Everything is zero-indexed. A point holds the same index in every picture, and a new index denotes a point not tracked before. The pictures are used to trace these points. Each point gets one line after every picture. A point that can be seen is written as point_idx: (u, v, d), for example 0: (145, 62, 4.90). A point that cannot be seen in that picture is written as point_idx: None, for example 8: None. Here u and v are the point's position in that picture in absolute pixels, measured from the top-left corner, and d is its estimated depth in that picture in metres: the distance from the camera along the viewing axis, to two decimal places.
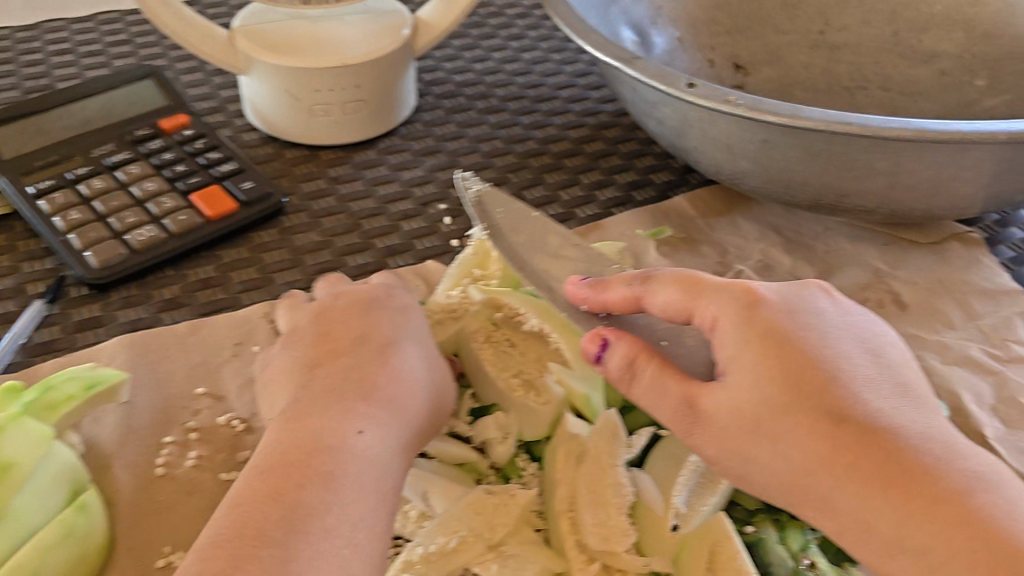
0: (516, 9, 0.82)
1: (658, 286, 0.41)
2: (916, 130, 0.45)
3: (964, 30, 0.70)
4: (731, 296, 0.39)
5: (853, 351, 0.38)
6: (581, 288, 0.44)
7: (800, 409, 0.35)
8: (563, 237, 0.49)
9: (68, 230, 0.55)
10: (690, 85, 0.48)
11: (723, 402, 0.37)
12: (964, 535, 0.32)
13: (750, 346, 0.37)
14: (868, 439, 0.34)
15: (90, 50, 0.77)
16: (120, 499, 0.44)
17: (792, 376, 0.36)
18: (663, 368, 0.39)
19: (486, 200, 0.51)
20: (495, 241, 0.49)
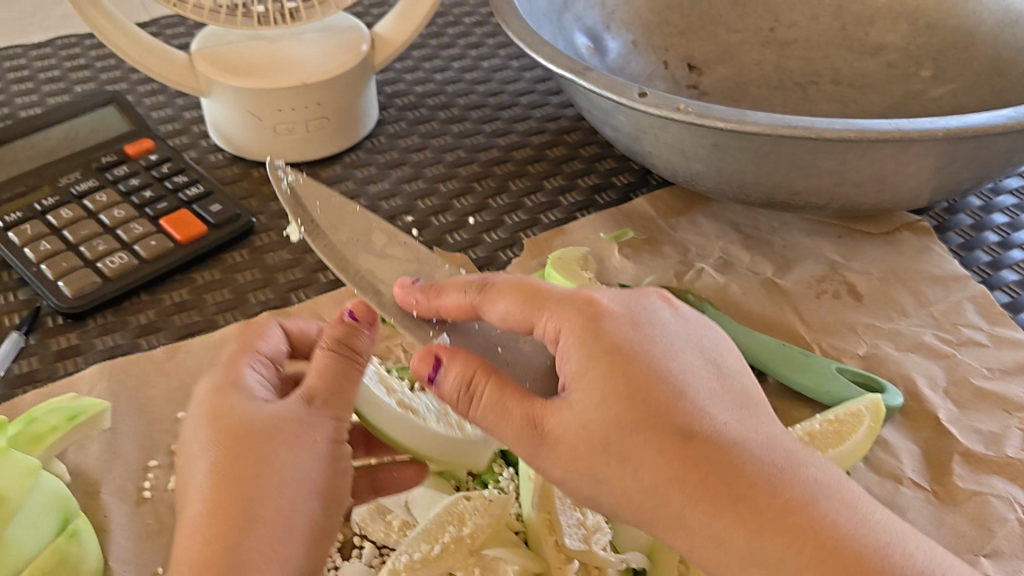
0: (473, 17, 0.84)
1: (495, 293, 0.37)
2: (859, 130, 0.46)
3: (908, 22, 0.72)
4: (572, 303, 0.36)
5: (693, 355, 0.36)
6: (410, 292, 0.39)
7: (649, 426, 0.33)
8: (387, 236, 0.43)
9: (40, 261, 0.56)
10: (641, 95, 0.50)
11: (568, 421, 0.34)
12: (811, 545, 0.32)
13: (596, 360, 0.34)
14: (717, 458, 0.32)
15: (49, 76, 0.76)
16: (110, 525, 0.45)
17: (638, 393, 0.33)
18: (502, 389, 0.35)
19: (304, 196, 0.43)
20: (314, 239, 0.40)
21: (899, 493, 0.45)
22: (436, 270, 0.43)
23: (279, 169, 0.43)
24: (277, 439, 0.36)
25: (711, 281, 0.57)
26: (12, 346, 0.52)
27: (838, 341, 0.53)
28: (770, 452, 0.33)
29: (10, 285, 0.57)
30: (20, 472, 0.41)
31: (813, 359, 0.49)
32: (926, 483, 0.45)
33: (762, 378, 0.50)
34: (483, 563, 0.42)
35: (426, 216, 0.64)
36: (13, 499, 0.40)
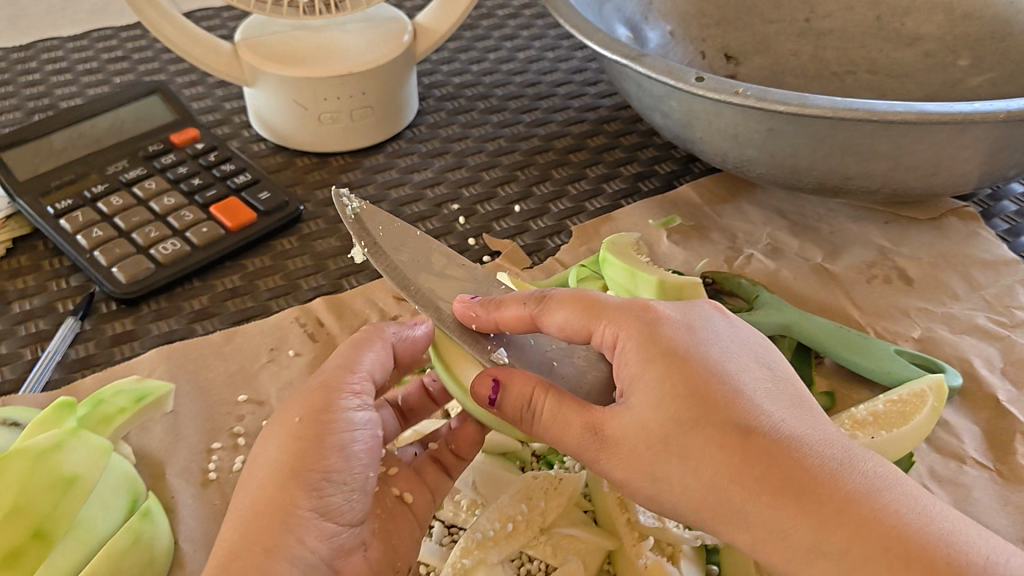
0: (506, 10, 0.84)
1: (553, 303, 0.37)
2: (919, 113, 0.47)
3: (944, 13, 0.72)
4: (628, 310, 0.36)
5: (753, 360, 0.35)
6: (470, 307, 0.39)
7: (707, 422, 0.32)
8: (445, 258, 0.43)
9: (92, 247, 0.56)
10: (698, 79, 0.50)
11: (627, 423, 0.33)
12: (879, 534, 0.30)
13: (654, 363, 0.34)
14: (777, 451, 0.31)
15: (87, 68, 0.77)
16: (179, 505, 0.45)
17: (695, 390, 0.33)
18: (562, 402, 0.35)
19: (366, 220, 0.42)
20: (379, 261, 0.40)
21: (963, 472, 0.45)
22: (492, 287, 0.43)
23: (342, 194, 0.42)
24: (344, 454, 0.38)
25: (761, 266, 0.57)
26: (69, 331, 0.53)
27: (892, 325, 0.53)
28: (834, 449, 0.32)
29: (63, 273, 0.57)
30: (92, 453, 0.42)
31: (871, 343, 0.50)
32: (989, 462, 0.46)
33: (819, 361, 0.52)
34: (555, 542, 0.42)
35: (471, 204, 0.64)
36: (88, 478, 0.41)
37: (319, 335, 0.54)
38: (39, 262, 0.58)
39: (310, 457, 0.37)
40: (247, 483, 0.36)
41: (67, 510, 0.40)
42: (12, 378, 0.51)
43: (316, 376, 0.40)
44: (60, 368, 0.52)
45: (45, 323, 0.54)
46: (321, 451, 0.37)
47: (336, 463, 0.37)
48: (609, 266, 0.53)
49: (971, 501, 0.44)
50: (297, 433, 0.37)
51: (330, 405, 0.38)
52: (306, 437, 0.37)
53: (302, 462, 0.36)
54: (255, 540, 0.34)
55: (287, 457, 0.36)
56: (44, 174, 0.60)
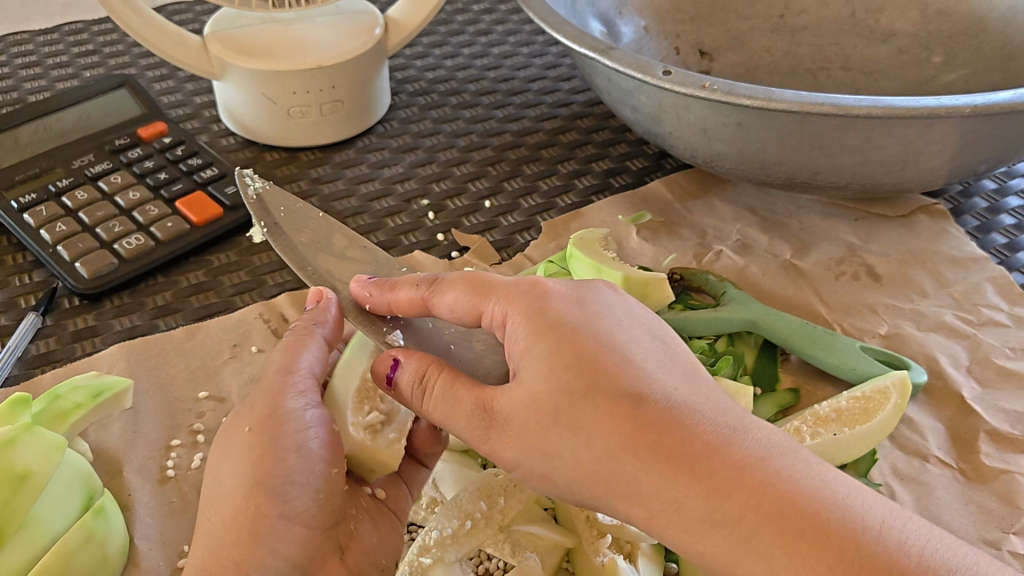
0: (482, 4, 0.84)
1: (444, 285, 0.37)
2: (886, 106, 0.46)
3: (918, 9, 0.71)
4: (517, 286, 0.35)
5: (648, 336, 0.34)
6: (364, 287, 0.39)
7: (594, 392, 0.31)
8: (347, 239, 0.44)
9: (56, 242, 0.55)
10: (665, 73, 0.50)
11: (518, 399, 0.33)
12: (766, 497, 0.29)
13: (540, 339, 0.33)
14: (666, 418, 0.30)
15: (57, 62, 0.76)
16: (136, 503, 0.45)
17: (583, 360, 0.32)
18: (454, 380, 0.35)
19: (267, 201, 0.44)
20: (275, 239, 0.42)
21: (925, 469, 0.45)
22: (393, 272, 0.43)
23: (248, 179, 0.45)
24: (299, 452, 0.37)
25: (730, 262, 0.57)
26: (30, 326, 0.52)
27: (860, 322, 0.53)
28: (725, 417, 0.31)
29: (25, 268, 0.57)
30: (47, 448, 0.42)
31: (837, 339, 0.50)
32: (952, 461, 0.46)
33: (785, 358, 0.52)
34: (512, 540, 0.42)
35: (440, 200, 0.63)
36: (41, 475, 0.41)
37: (282, 331, 0.53)
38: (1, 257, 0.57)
39: (270, 466, 0.36)
40: (210, 501, 0.36)
41: (18, 507, 0.40)
42: None
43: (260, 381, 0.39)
44: (20, 364, 0.51)
45: (6, 319, 0.53)
46: (277, 456, 0.36)
47: (293, 468, 0.36)
48: (575, 262, 0.53)
49: (933, 499, 0.44)
50: (258, 441, 0.36)
51: (280, 412, 0.37)
52: (263, 444, 0.36)
53: (263, 471, 0.36)
54: (228, 558, 0.34)
55: (248, 468, 0.36)
56: (8, 168, 0.60)
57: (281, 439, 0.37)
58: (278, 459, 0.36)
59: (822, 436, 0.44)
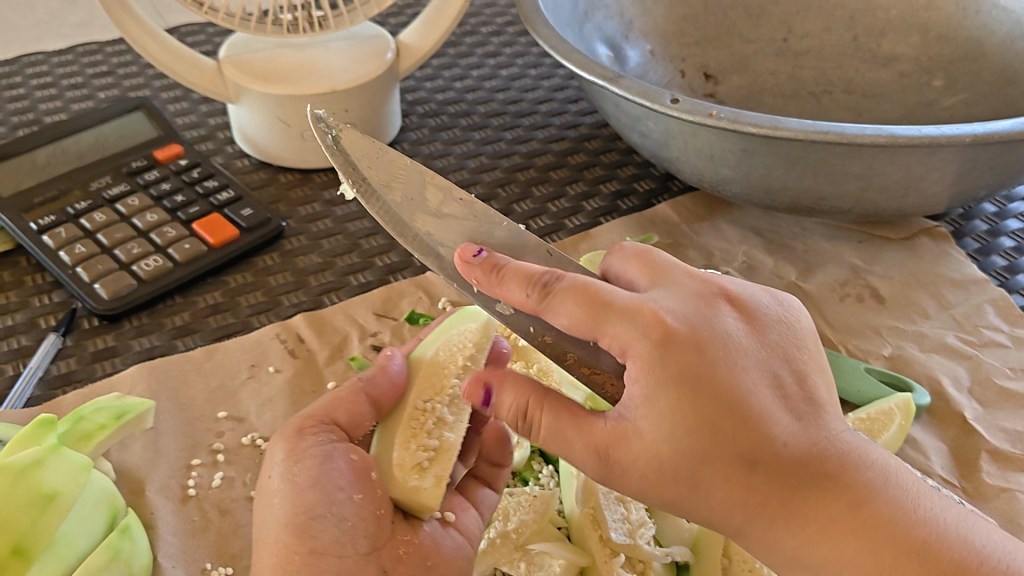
0: (490, 27, 0.86)
1: (557, 297, 0.33)
2: (890, 135, 0.48)
3: (919, 33, 0.72)
4: (640, 315, 0.32)
5: (766, 361, 0.33)
6: (471, 268, 0.36)
7: (715, 461, 0.31)
8: (441, 190, 0.41)
9: (75, 263, 0.56)
10: (674, 101, 0.51)
11: (635, 447, 0.32)
12: (869, 551, 0.31)
13: (663, 390, 0.31)
14: (779, 481, 0.31)
15: (72, 83, 0.77)
16: (158, 522, 0.46)
17: (706, 419, 0.31)
18: (557, 423, 0.35)
19: (351, 151, 0.42)
20: (369, 201, 0.40)
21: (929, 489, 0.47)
22: (493, 229, 0.40)
23: (325, 125, 0.42)
24: (331, 481, 0.38)
25: None
26: (51, 347, 0.53)
27: (864, 343, 0.55)
28: (834, 469, 0.32)
29: (45, 288, 0.58)
30: (74, 469, 0.43)
31: (842, 361, 0.51)
32: (955, 479, 0.47)
33: None
34: (529, 558, 0.44)
35: None
36: (68, 494, 0.42)
37: (298, 352, 0.55)
38: (21, 277, 0.58)
39: (292, 505, 0.37)
40: (260, 544, 0.37)
41: (46, 526, 0.41)
42: None
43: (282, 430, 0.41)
44: (41, 383, 0.52)
45: (27, 339, 0.54)
46: (302, 492, 0.37)
47: (317, 499, 0.37)
48: None
49: None
50: (281, 488, 0.38)
51: (302, 451, 0.38)
52: (283, 489, 0.38)
53: (287, 511, 0.37)
54: None
55: (275, 515, 0.37)
56: (27, 190, 0.61)
57: (297, 477, 0.38)
58: (300, 495, 0.37)
59: None
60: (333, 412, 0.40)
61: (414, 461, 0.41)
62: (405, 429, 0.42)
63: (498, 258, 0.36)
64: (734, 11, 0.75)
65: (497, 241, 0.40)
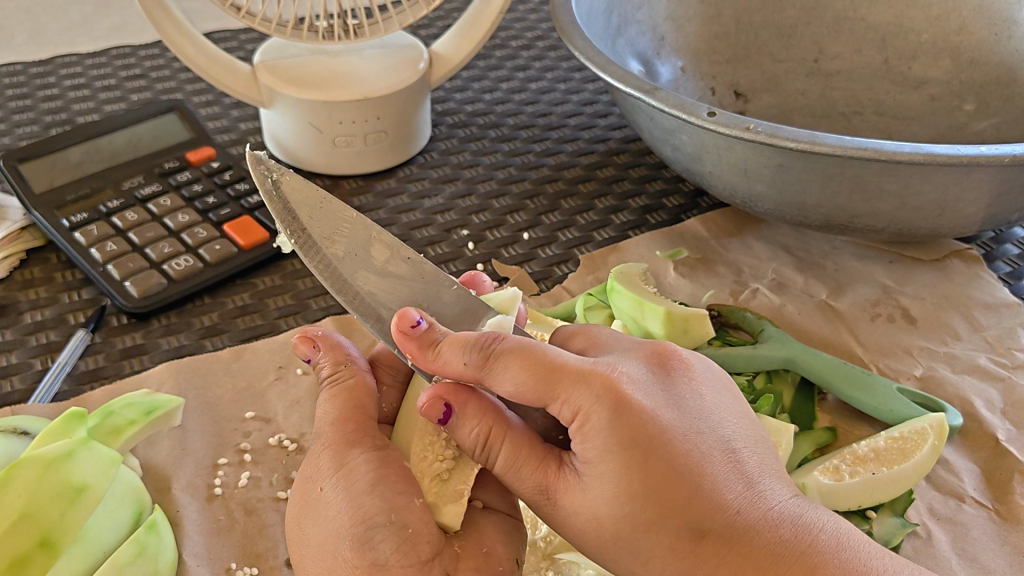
0: (519, 41, 0.86)
1: (501, 364, 0.34)
2: (927, 154, 0.47)
3: (950, 57, 0.72)
4: (593, 381, 0.33)
5: (713, 429, 0.35)
6: (407, 341, 0.36)
7: (664, 526, 0.32)
8: (389, 245, 0.41)
9: (106, 261, 0.56)
10: (711, 114, 0.51)
11: (585, 506, 0.34)
12: None
13: (610, 457, 0.33)
14: (730, 550, 0.32)
15: (105, 85, 0.78)
16: (184, 520, 0.46)
17: (653, 488, 0.32)
18: (512, 463, 0.36)
19: (289, 196, 0.40)
20: (307, 256, 0.40)
21: (962, 511, 0.46)
22: (442, 292, 0.41)
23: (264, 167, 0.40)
24: (384, 486, 0.37)
25: (767, 301, 0.58)
26: (80, 342, 0.53)
27: (895, 363, 0.54)
28: (784, 529, 0.33)
29: (74, 285, 0.58)
30: (102, 462, 0.43)
31: (874, 379, 0.51)
32: (988, 502, 0.47)
33: (822, 397, 0.53)
34: (556, 567, 0.45)
35: (480, 230, 0.64)
36: (96, 488, 0.42)
37: None
38: (51, 273, 0.59)
39: (350, 515, 0.36)
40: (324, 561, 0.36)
41: (74, 520, 0.41)
42: (23, 388, 0.51)
43: (318, 435, 0.40)
44: (69, 379, 0.52)
45: (56, 334, 0.54)
46: (357, 501, 0.36)
47: (372, 503, 0.36)
48: (616, 295, 0.54)
49: (968, 541, 0.45)
50: (337, 496, 0.37)
51: (346, 462, 0.38)
52: (337, 499, 0.37)
53: (344, 522, 0.36)
54: None
55: (333, 526, 0.36)
56: (60, 187, 0.61)
57: (352, 485, 0.37)
58: (358, 501, 0.36)
59: (860, 474, 0.46)
60: (360, 401, 0.41)
61: (432, 473, 0.40)
62: (423, 441, 0.41)
63: (438, 330, 0.36)
64: (766, 31, 0.74)
65: (445, 309, 0.40)
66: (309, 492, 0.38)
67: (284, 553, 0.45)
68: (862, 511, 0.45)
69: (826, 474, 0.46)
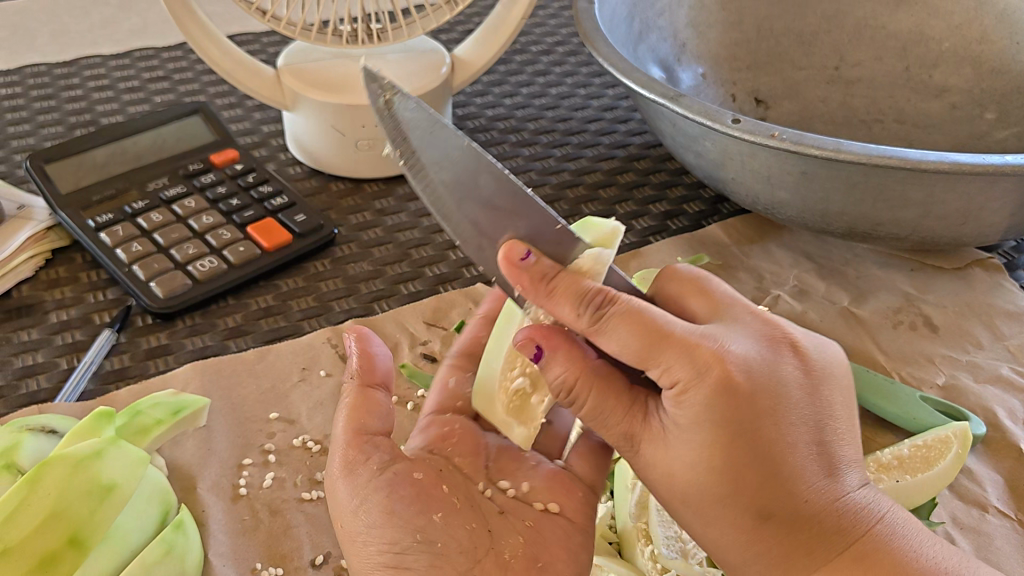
0: (540, 46, 0.86)
1: (612, 322, 0.34)
2: (953, 163, 0.48)
3: (972, 66, 0.72)
4: (699, 355, 0.33)
5: (812, 414, 0.34)
6: (517, 271, 0.36)
7: (733, 497, 0.33)
8: (494, 179, 0.37)
9: (131, 262, 0.57)
10: (735, 121, 0.51)
11: (665, 460, 0.35)
12: None
13: (698, 428, 0.33)
14: (790, 532, 0.33)
15: (128, 86, 0.78)
16: (210, 520, 0.46)
17: (732, 465, 0.33)
18: (603, 407, 0.36)
19: (403, 113, 0.39)
20: (415, 176, 0.40)
21: (985, 520, 0.46)
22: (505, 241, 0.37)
23: (377, 84, 0.39)
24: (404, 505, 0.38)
25: (788, 308, 0.58)
26: (105, 342, 0.53)
27: (918, 371, 0.54)
28: (845, 521, 0.34)
29: (99, 285, 0.58)
30: (132, 461, 0.43)
31: (897, 387, 0.51)
32: (1011, 512, 0.47)
33: None
34: None
35: None
36: (125, 486, 0.42)
37: (350, 357, 0.55)
38: (76, 273, 0.59)
39: (377, 542, 0.37)
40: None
41: (103, 519, 0.41)
42: (49, 387, 0.51)
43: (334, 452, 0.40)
44: (95, 378, 0.52)
45: (82, 334, 0.55)
46: (384, 524, 0.38)
47: (431, 525, 0.38)
48: None
49: (992, 549, 0.45)
50: (381, 516, 0.38)
51: (369, 480, 0.39)
52: (362, 525, 0.38)
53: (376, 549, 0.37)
54: None
55: (363, 553, 0.38)
56: (85, 188, 0.61)
57: (370, 510, 0.38)
58: (411, 525, 0.38)
59: (884, 481, 0.46)
60: (369, 421, 0.40)
61: None
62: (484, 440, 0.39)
63: (548, 268, 0.36)
64: (786, 38, 0.74)
65: None
66: (339, 517, 0.39)
67: (309, 553, 0.45)
68: None
69: None
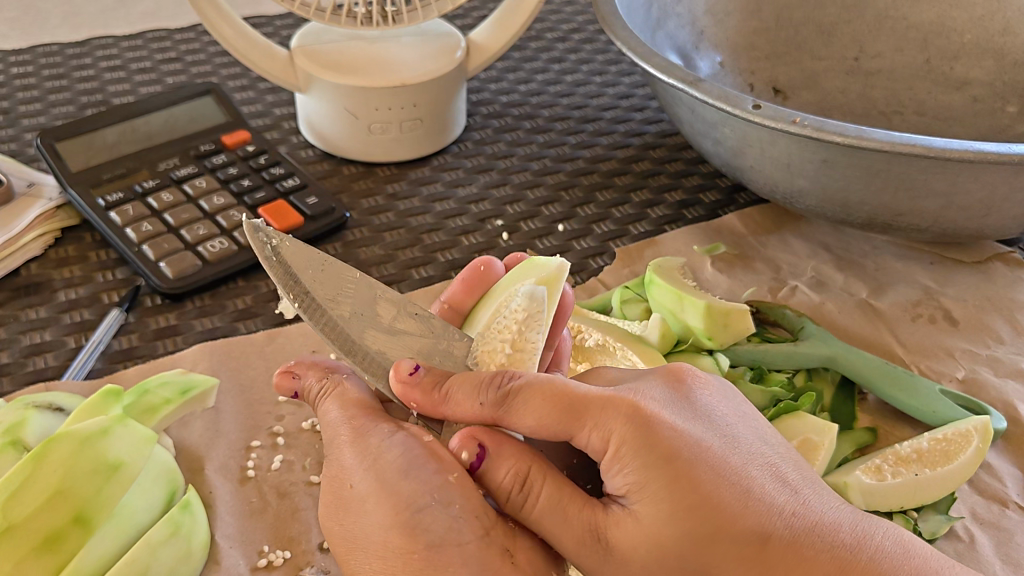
0: (555, 33, 0.85)
1: (522, 398, 0.34)
2: (977, 151, 0.46)
3: (994, 58, 0.70)
4: (620, 404, 0.33)
5: (743, 445, 0.34)
6: (410, 387, 0.36)
7: (722, 538, 0.32)
8: (392, 305, 0.40)
9: (141, 241, 0.56)
10: (756, 106, 0.50)
11: (633, 534, 0.32)
12: None
13: (650, 478, 0.32)
14: (791, 555, 0.32)
15: (141, 67, 0.78)
16: (218, 503, 0.46)
17: (703, 501, 0.32)
18: (560, 492, 0.34)
19: (291, 262, 0.37)
20: (315, 318, 0.37)
21: (1005, 516, 0.45)
22: (452, 346, 0.40)
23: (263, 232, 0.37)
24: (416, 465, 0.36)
25: (806, 299, 0.58)
26: (113, 322, 0.53)
27: (937, 365, 0.54)
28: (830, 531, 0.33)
29: (108, 264, 0.58)
30: (138, 439, 0.43)
31: (917, 379, 0.50)
32: None
33: (862, 397, 0.52)
34: None
35: (515, 221, 0.64)
36: (132, 465, 0.42)
37: None
38: (85, 252, 0.59)
39: (391, 505, 0.35)
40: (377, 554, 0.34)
41: (108, 498, 0.41)
42: (57, 365, 0.51)
43: (331, 437, 0.39)
44: (103, 358, 0.52)
45: (90, 313, 0.54)
46: (396, 485, 0.35)
47: (449, 483, 0.35)
48: (654, 288, 0.53)
49: (1012, 545, 0.44)
50: (393, 477, 0.35)
51: (375, 446, 0.37)
52: (372, 490, 0.36)
53: (388, 512, 0.35)
54: None
55: (375, 518, 0.35)
56: (96, 167, 0.61)
57: (383, 474, 0.36)
58: (429, 484, 0.35)
59: (902, 475, 0.45)
60: (359, 397, 0.40)
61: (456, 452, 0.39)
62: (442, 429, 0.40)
63: (439, 379, 0.36)
64: (806, 28, 0.73)
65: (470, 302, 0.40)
66: (347, 494, 0.36)
67: (317, 537, 0.45)
68: (905, 512, 0.45)
69: (868, 473, 0.46)
